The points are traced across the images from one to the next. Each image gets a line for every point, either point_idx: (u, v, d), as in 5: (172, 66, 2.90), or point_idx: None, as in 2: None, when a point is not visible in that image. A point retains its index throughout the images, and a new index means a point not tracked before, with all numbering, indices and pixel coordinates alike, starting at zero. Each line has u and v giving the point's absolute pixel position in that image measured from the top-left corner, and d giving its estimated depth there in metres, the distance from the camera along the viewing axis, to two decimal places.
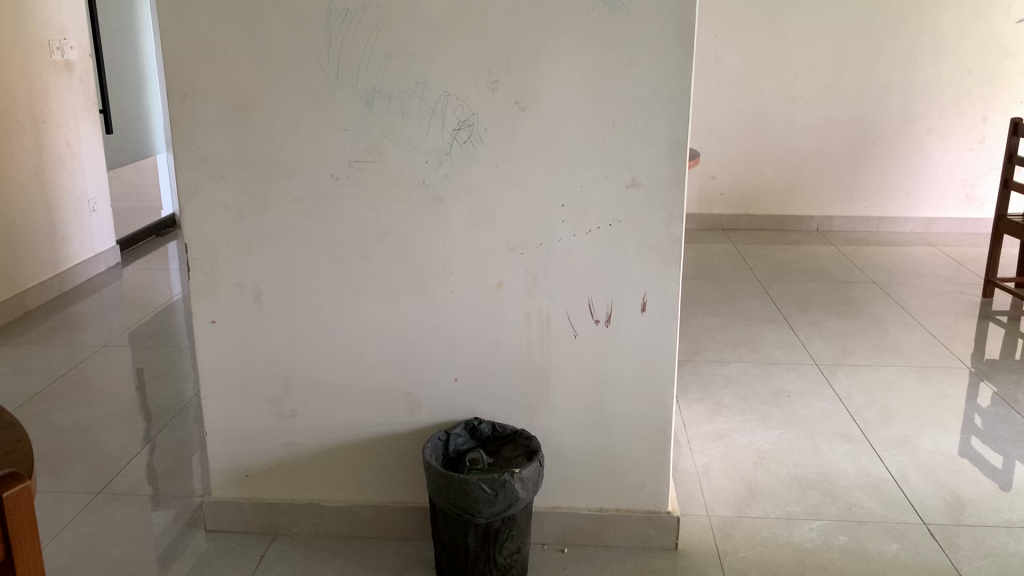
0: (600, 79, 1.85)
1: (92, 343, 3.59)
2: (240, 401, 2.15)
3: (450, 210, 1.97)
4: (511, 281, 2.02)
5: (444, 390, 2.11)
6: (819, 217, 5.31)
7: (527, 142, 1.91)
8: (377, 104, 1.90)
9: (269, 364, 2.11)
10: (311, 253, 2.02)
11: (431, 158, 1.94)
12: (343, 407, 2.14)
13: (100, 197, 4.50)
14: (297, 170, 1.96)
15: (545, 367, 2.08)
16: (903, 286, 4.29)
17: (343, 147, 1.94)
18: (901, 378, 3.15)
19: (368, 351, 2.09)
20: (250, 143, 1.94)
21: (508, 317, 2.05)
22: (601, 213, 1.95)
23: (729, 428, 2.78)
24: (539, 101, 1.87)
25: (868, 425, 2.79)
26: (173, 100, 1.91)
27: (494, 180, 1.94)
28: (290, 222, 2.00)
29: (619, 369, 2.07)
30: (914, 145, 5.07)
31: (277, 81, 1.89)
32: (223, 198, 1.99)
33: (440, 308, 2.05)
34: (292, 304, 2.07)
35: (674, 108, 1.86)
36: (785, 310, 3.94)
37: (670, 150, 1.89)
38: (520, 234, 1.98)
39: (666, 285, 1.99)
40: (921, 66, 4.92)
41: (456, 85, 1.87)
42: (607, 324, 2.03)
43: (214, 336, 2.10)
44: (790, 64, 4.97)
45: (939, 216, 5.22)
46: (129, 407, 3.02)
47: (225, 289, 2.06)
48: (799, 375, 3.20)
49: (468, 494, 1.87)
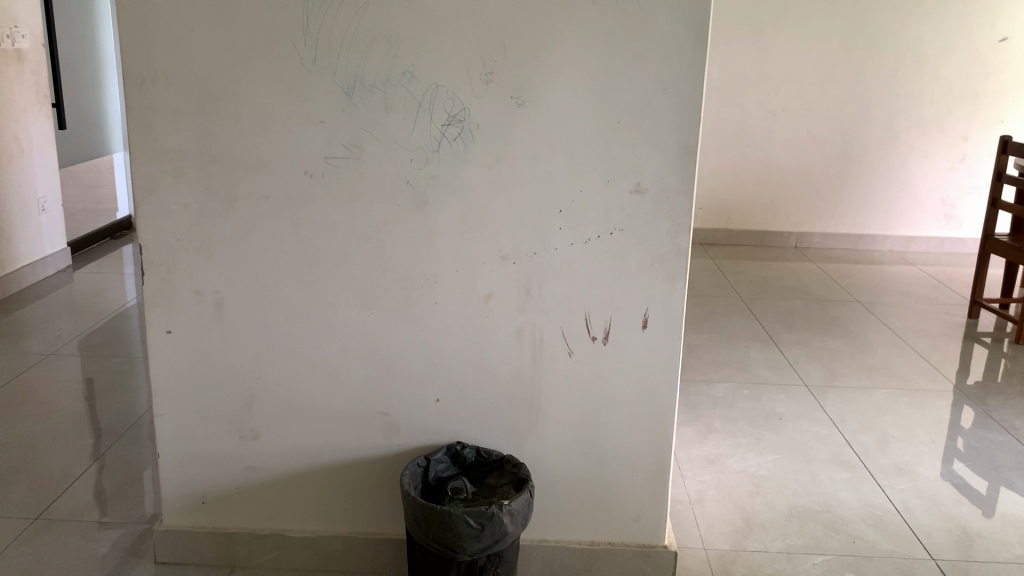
0: (605, 74, 1.69)
1: (36, 351, 3.34)
2: (197, 421, 1.94)
3: (436, 214, 1.80)
4: (501, 293, 1.84)
5: (424, 411, 1.93)
6: (798, 233, 5.22)
7: (523, 142, 1.74)
8: (358, 94, 1.72)
9: (231, 381, 1.91)
10: (281, 259, 1.83)
11: (417, 157, 1.76)
12: (311, 429, 1.94)
13: (51, 196, 4.24)
14: (267, 166, 1.77)
15: (536, 388, 1.90)
16: (887, 306, 4.20)
17: (319, 142, 1.75)
18: (894, 402, 3.03)
19: (341, 367, 1.90)
20: (215, 135, 1.75)
21: (497, 333, 1.87)
22: (601, 221, 1.79)
23: (720, 453, 2.63)
24: (537, 96, 1.71)
25: (865, 451, 2.66)
26: (129, 86, 1.72)
27: (486, 182, 1.77)
28: (258, 224, 1.81)
29: (616, 391, 1.90)
30: (895, 163, 5.00)
31: (248, 66, 1.71)
32: (183, 196, 1.79)
33: (422, 322, 1.87)
34: (258, 315, 1.87)
35: (685, 109, 1.70)
36: (770, 328, 3.82)
37: (679, 154, 1.74)
38: (513, 242, 1.81)
39: (670, 300, 1.83)
40: (904, 83, 4.85)
41: (446, 76, 1.70)
42: (605, 341, 1.87)
43: (169, 349, 1.90)
44: (773, 77, 4.87)
45: (918, 235, 5.15)
46: (75, 421, 2.78)
47: (183, 297, 1.86)
48: (788, 397, 3.06)
49: (451, 529, 1.68)
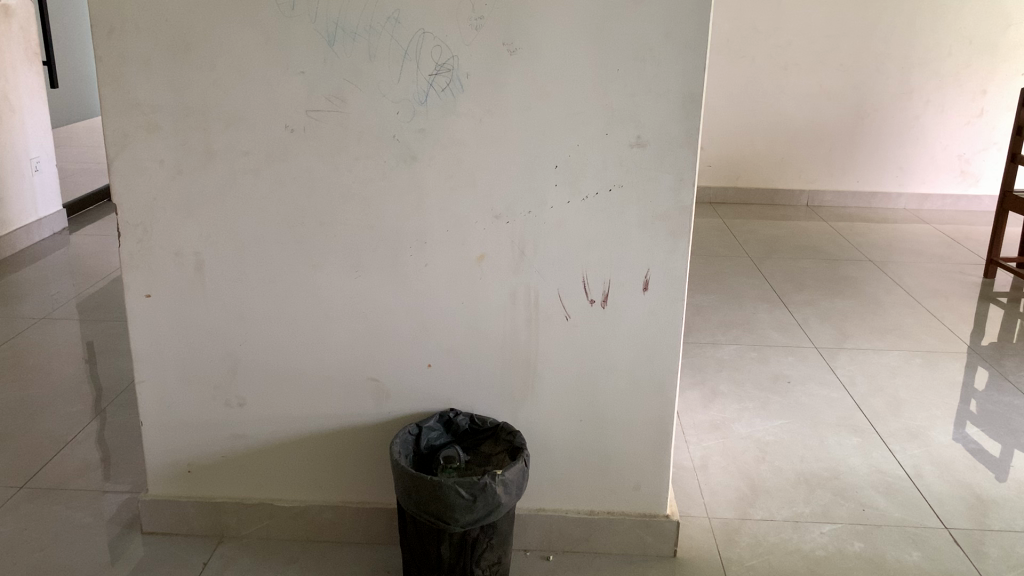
0: (603, 18, 1.58)
1: (45, 316, 3.27)
2: (180, 387, 1.87)
3: (425, 169, 1.70)
4: (494, 253, 1.75)
5: (415, 377, 1.85)
6: (810, 191, 5.09)
7: (516, 92, 1.63)
8: (340, 42, 1.62)
9: (214, 346, 1.84)
10: (262, 218, 1.74)
11: (403, 109, 1.66)
12: (298, 395, 1.87)
13: (44, 155, 4.15)
14: (245, 120, 1.67)
15: (531, 353, 1.82)
16: (900, 265, 4.08)
17: (299, 94, 1.65)
18: (907, 364, 2.94)
19: (328, 331, 1.82)
20: (190, 87, 1.65)
21: (489, 295, 1.79)
22: (599, 177, 1.69)
23: (726, 418, 2.55)
24: (531, 42, 1.60)
25: (875, 415, 2.58)
26: (97, 34, 1.62)
27: (476, 135, 1.67)
28: (238, 182, 1.72)
29: (616, 356, 1.82)
30: (911, 118, 4.84)
31: (222, 13, 1.60)
32: (159, 151, 1.70)
33: (412, 284, 1.78)
34: (240, 278, 1.79)
35: (688, 55, 1.60)
36: (779, 288, 3.72)
37: (682, 104, 1.63)
38: (505, 199, 1.71)
39: (671, 261, 1.74)
40: (921, 35, 4.67)
41: (434, 22, 1.59)
42: (604, 304, 1.78)
43: (149, 313, 1.82)
44: (785, 29, 4.70)
45: (933, 192, 5.02)
46: (65, 386, 2.72)
47: (162, 259, 1.78)
48: (797, 359, 2.97)
49: (443, 500, 1.61)
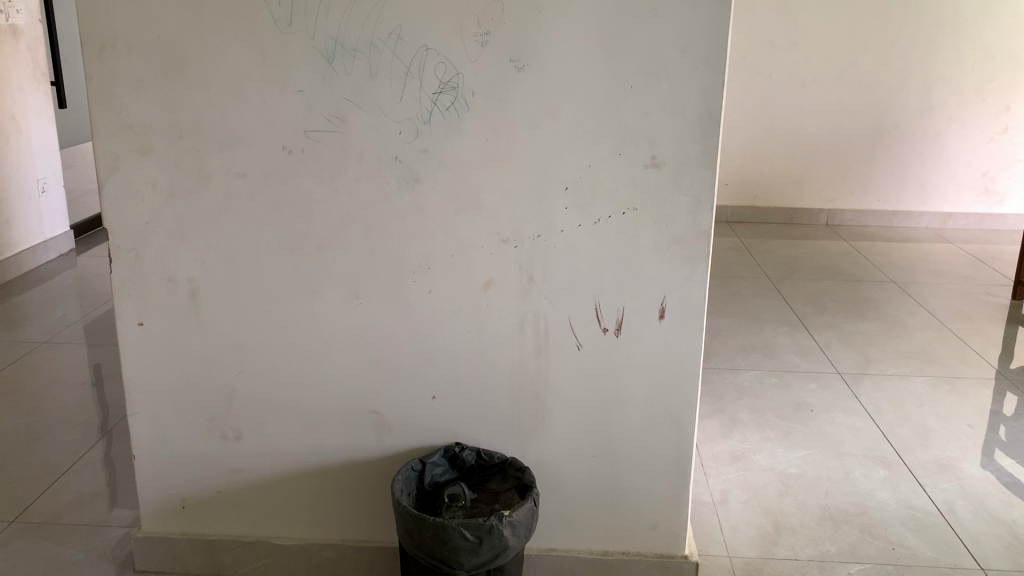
0: (615, 33, 1.50)
1: (52, 339, 3.20)
2: (175, 419, 1.79)
3: (429, 192, 1.62)
4: (501, 279, 1.67)
5: (419, 409, 1.76)
6: (829, 210, 4.98)
7: (524, 110, 1.55)
8: (339, 59, 1.54)
9: (209, 377, 1.76)
10: (259, 243, 1.67)
11: (406, 128, 1.58)
12: (296, 428, 1.79)
13: (51, 176, 4.12)
14: (241, 141, 1.60)
15: (541, 384, 1.73)
16: (924, 286, 3.96)
17: (297, 114, 1.58)
18: (934, 391, 2.82)
19: (327, 361, 1.74)
20: (183, 107, 1.58)
21: (497, 323, 1.70)
22: (612, 199, 1.60)
23: (747, 449, 2.44)
24: (539, 59, 1.52)
25: (903, 446, 2.46)
26: (87, 53, 1.55)
27: (483, 156, 1.59)
28: (233, 206, 1.64)
29: (630, 388, 1.72)
30: (933, 135, 4.73)
31: (217, 30, 1.53)
32: (151, 174, 1.62)
33: (416, 311, 1.70)
34: (236, 306, 1.71)
35: (706, 70, 1.51)
36: (800, 311, 3.60)
37: (699, 123, 1.54)
38: (513, 223, 1.63)
39: (688, 287, 1.65)
40: (942, 51, 4.57)
41: (438, 38, 1.52)
42: (618, 333, 1.69)
43: (142, 343, 1.74)
44: (803, 45, 4.61)
45: (956, 211, 4.90)
46: (64, 414, 2.64)
47: (154, 286, 1.70)
48: (820, 385, 2.86)
49: (447, 543, 1.52)
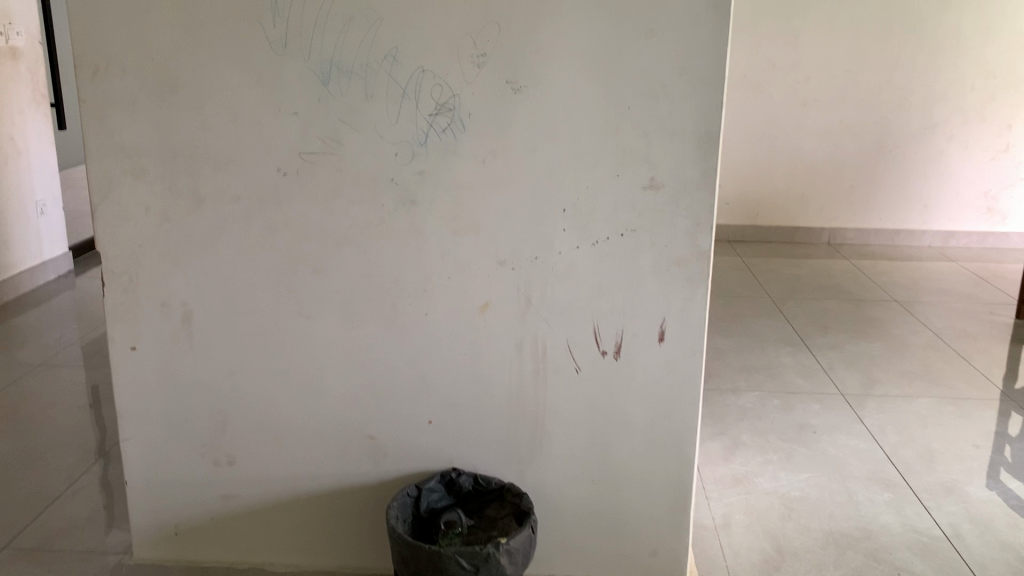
0: (613, 53, 1.48)
1: (48, 361, 3.17)
2: (168, 444, 1.76)
3: (425, 214, 1.60)
4: (499, 302, 1.65)
5: (416, 434, 1.74)
6: (831, 229, 4.96)
7: (521, 132, 1.54)
8: (334, 81, 1.53)
9: (203, 401, 1.73)
10: (253, 266, 1.65)
11: (402, 150, 1.56)
12: (291, 453, 1.76)
13: (50, 198, 4.11)
14: (235, 163, 1.58)
15: (539, 408, 1.70)
16: (927, 305, 3.94)
17: (292, 136, 1.56)
18: (938, 412, 2.79)
19: (322, 386, 1.72)
20: (178, 129, 1.57)
21: (494, 346, 1.67)
22: (611, 220, 1.58)
23: (749, 472, 2.41)
24: (536, 80, 1.51)
25: (908, 468, 2.43)
26: (81, 75, 1.54)
27: (480, 178, 1.57)
28: (227, 228, 1.62)
29: (630, 412, 1.69)
30: (934, 153, 4.72)
31: (211, 52, 1.52)
32: (145, 197, 1.61)
33: (412, 335, 1.68)
34: (230, 329, 1.69)
35: (704, 91, 1.49)
36: (803, 331, 3.58)
37: (698, 144, 1.53)
38: (511, 245, 1.61)
39: (688, 310, 1.62)
40: (942, 70, 4.57)
41: (434, 60, 1.50)
42: (617, 356, 1.66)
43: (135, 367, 1.72)
44: (803, 64, 4.61)
45: (958, 229, 4.88)
46: (58, 437, 2.61)
47: (148, 309, 1.68)
48: (823, 407, 2.83)
49: (443, 570, 1.49)
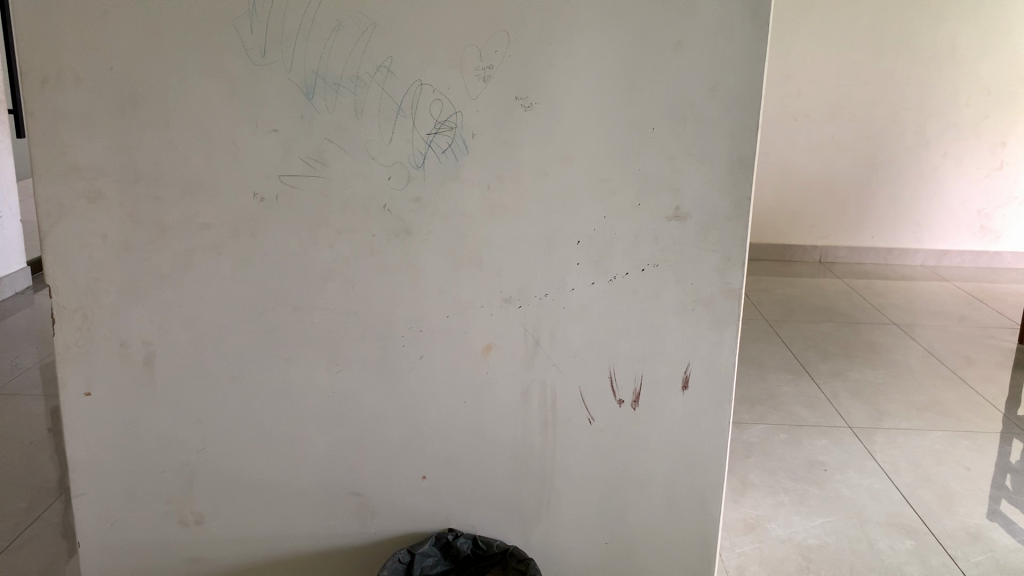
0: (636, 67, 1.31)
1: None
2: (127, 502, 1.56)
3: (421, 247, 1.42)
4: (503, 345, 1.47)
5: (407, 490, 1.56)
6: (823, 247, 4.84)
7: (531, 156, 1.36)
8: (320, 94, 1.34)
9: (167, 454, 1.53)
10: (225, 302, 1.45)
11: (396, 173, 1.38)
12: (266, 512, 1.57)
13: (7, 210, 3.88)
14: (207, 187, 1.39)
15: (547, 462, 1.53)
16: (927, 329, 3.80)
17: (270, 156, 1.38)
18: (953, 447, 2.64)
19: (302, 437, 1.53)
20: (140, 148, 1.37)
21: (497, 393, 1.49)
22: (630, 255, 1.41)
23: (761, 516, 2.24)
24: (550, 96, 1.33)
25: (928, 512, 2.27)
26: (29, 85, 1.34)
27: (483, 207, 1.39)
28: (196, 260, 1.43)
29: (649, 467, 1.53)
30: (928, 171, 4.58)
31: (180, 60, 1.33)
32: (102, 224, 1.41)
33: (404, 381, 1.49)
34: (198, 373, 1.49)
35: (738, 112, 1.32)
36: (803, 356, 3.43)
37: (730, 170, 1.36)
38: (517, 281, 1.43)
39: (715, 354, 1.46)
40: (936, 86, 4.43)
41: (434, 72, 1.32)
42: (635, 405, 1.49)
43: (89, 415, 1.51)
44: (796, 78, 4.47)
45: (952, 248, 4.76)
46: (13, 475, 2.39)
47: (104, 351, 1.48)
48: (832, 442, 2.67)
49: None
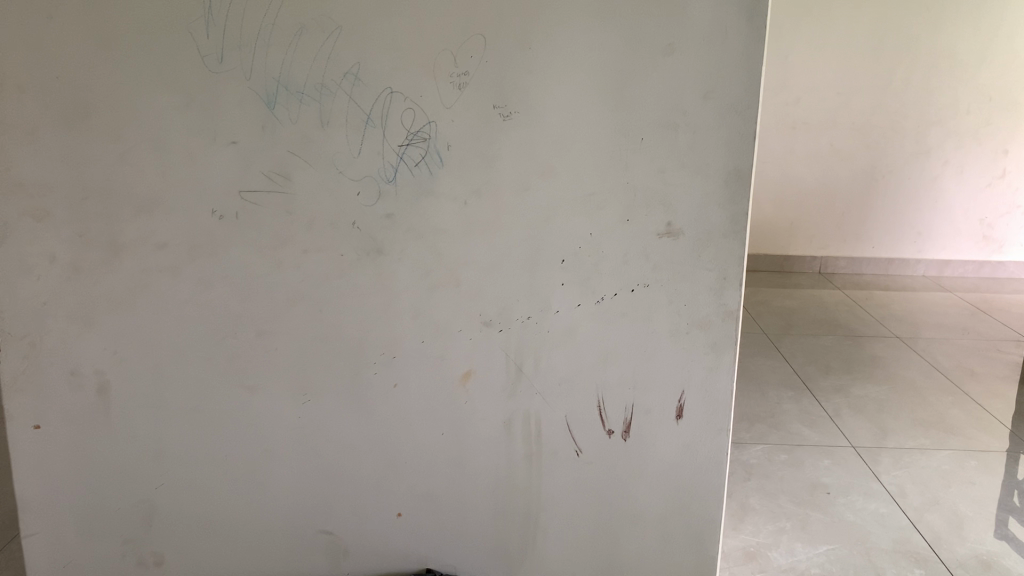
0: (624, 71, 1.21)
1: None
2: (82, 541, 1.46)
3: (393, 268, 1.32)
4: (483, 372, 1.36)
5: (382, 528, 1.46)
6: (823, 258, 4.74)
7: (512, 169, 1.26)
8: (282, 103, 1.24)
9: (124, 490, 1.43)
10: (184, 329, 1.35)
11: (365, 188, 1.28)
12: (232, 552, 1.47)
13: None
14: (162, 205, 1.29)
15: (532, 498, 1.43)
16: (931, 342, 3.70)
17: (230, 171, 1.27)
18: (961, 467, 2.54)
19: (268, 472, 1.42)
20: (89, 162, 1.27)
21: (478, 424, 1.39)
22: (618, 275, 1.31)
23: (762, 544, 2.12)
24: (530, 104, 1.23)
25: (938, 538, 2.16)
26: None
27: (461, 223, 1.29)
28: (151, 283, 1.33)
29: (640, 502, 1.43)
30: (931, 181, 4.45)
31: (131, 68, 1.23)
32: (49, 245, 1.31)
33: (377, 412, 1.39)
34: (156, 404, 1.39)
35: (733, 120, 1.22)
36: (804, 372, 3.33)
37: (726, 183, 1.25)
38: (498, 303, 1.33)
39: (711, 381, 1.35)
40: (936, 93, 4.29)
41: (405, 78, 1.22)
42: (626, 435, 1.39)
43: (39, 449, 1.41)
44: (792, 85, 4.36)
45: (954, 258, 4.65)
46: None
47: (54, 380, 1.38)
48: (835, 463, 2.56)
49: None
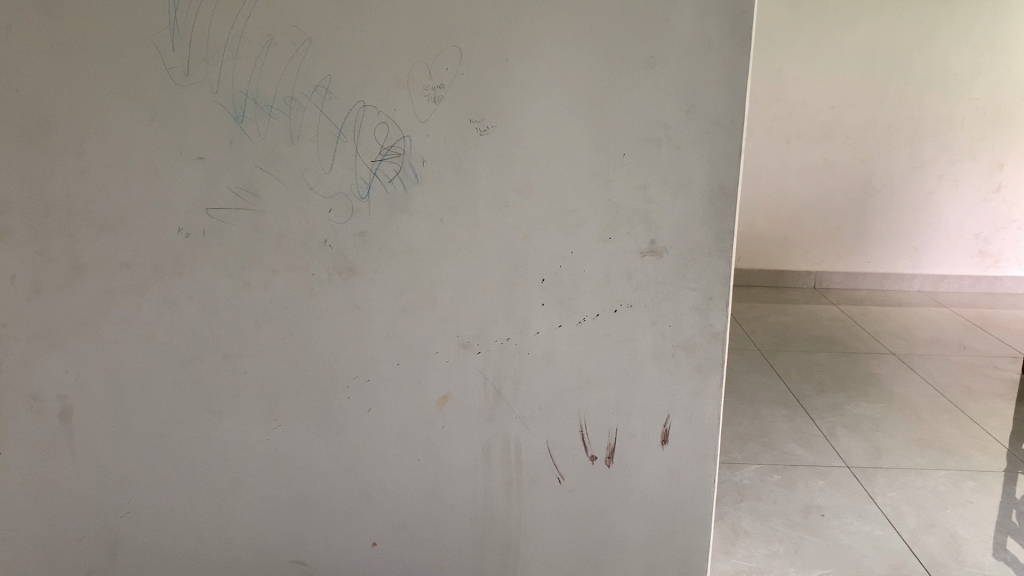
0: (604, 84, 1.16)
1: None
2: (45, 570, 1.41)
3: (366, 287, 1.27)
4: (460, 395, 1.31)
5: (356, 558, 1.41)
6: (817, 272, 4.61)
7: (489, 185, 1.22)
8: (250, 117, 1.20)
9: (87, 518, 1.38)
10: (148, 352, 1.30)
11: (337, 205, 1.23)
12: None
13: None
14: (126, 222, 1.24)
15: (511, 527, 1.38)
16: (927, 359, 3.65)
17: (196, 187, 1.23)
18: (958, 488, 2.48)
19: (237, 500, 1.37)
20: (50, 179, 1.23)
21: (454, 449, 1.34)
22: (600, 294, 1.26)
23: (754, 569, 2.07)
24: (507, 118, 1.18)
25: (934, 561, 2.10)
26: None
27: (436, 242, 1.25)
28: (114, 304, 1.28)
29: (624, 531, 1.37)
30: (926, 196, 4.34)
31: (93, 81, 1.19)
32: (9, 264, 1.26)
33: (349, 438, 1.34)
34: (120, 429, 1.34)
35: (717, 135, 1.17)
36: (798, 389, 3.28)
37: (711, 200, 1.20)
38: (474, 324, 1.28)
39: (697, 405, 1.30)
40: (930, 105, 4.19)
41: (378, 91, 1.18)
42: (609, 461, 1.34)
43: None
44: (786, 97, 4.24)
45: (949, 273, 4.51)
46: None
47: (15, 404, 1.33)
48: (829, 483, 2.51)
49: None
